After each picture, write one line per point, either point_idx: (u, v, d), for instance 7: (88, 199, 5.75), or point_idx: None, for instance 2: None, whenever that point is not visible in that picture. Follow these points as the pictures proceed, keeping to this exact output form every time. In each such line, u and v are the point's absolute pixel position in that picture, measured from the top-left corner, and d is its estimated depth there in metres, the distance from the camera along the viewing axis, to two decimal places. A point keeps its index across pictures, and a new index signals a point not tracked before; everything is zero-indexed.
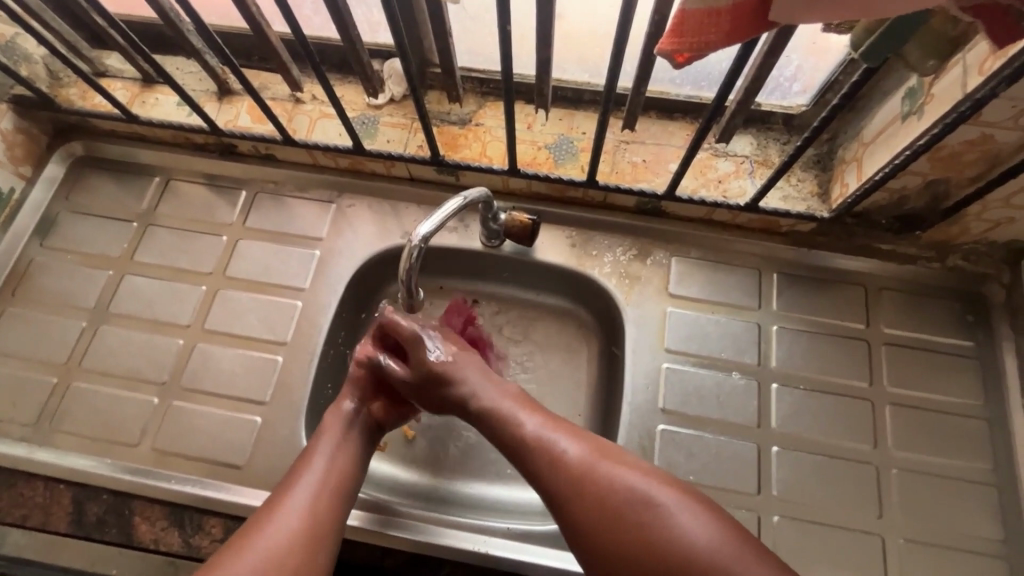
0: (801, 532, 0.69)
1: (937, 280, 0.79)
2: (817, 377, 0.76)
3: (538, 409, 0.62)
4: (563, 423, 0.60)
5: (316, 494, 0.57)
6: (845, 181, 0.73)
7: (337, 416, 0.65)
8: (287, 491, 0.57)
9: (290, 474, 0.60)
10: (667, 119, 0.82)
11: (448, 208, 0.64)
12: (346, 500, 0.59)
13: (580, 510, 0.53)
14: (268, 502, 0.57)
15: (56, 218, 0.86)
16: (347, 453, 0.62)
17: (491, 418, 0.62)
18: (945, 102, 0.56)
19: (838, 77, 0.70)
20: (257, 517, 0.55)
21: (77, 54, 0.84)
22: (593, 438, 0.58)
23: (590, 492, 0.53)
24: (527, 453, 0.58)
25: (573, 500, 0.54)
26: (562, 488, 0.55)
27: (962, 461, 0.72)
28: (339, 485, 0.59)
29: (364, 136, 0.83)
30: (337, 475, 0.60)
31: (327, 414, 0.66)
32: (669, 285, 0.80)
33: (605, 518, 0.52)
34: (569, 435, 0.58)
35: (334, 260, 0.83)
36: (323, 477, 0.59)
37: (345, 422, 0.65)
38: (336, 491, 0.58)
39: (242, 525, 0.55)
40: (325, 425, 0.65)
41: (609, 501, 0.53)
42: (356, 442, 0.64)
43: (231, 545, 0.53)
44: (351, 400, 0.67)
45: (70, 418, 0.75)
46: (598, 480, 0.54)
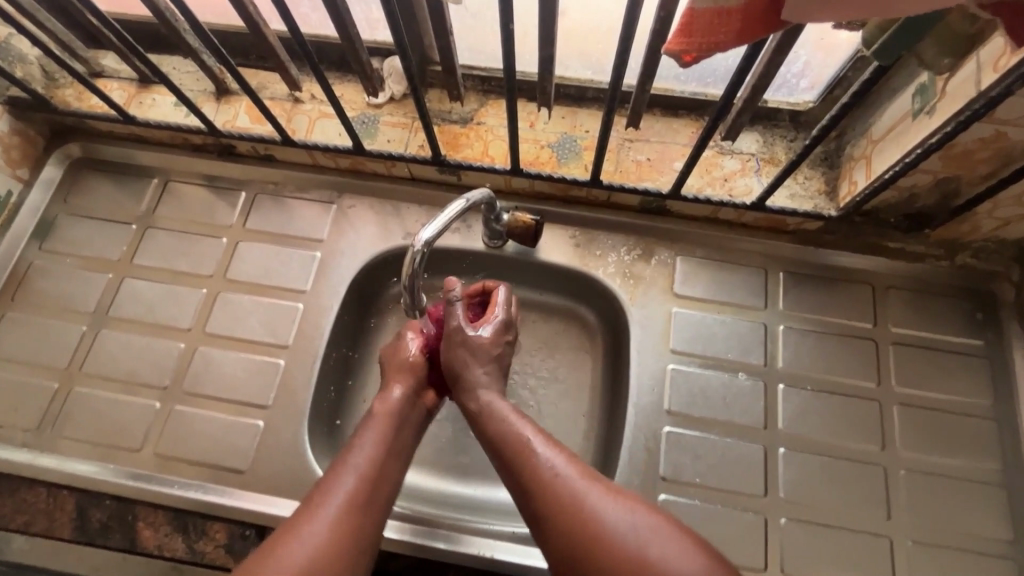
0: (808, 535, 0.68)
1: (947, 278, 0.78)
2: (824, 377, 0.75)
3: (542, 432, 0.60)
4: (565, 448, 0.58)
5: (353, 502, 0.55)
6: (853, 180, 0.72)
7: (387, 407, 0.63)
8: (324, 493, 0.55)
9: (329, 472, 0.57)
10: (672, 116, 0.81)
11: (451, 211, 0.63)
12: (385, 505, 0.58)
13: (573, 549, 0.51)
14: (304, 502, 0.55)
15: (54, 221, 0.86)
16: (389, 455, 0.60)
17: (500, 439, 0.59)
18: (958, 99, 0.55)
19: (847, 73, 0.69)
20: (290, 520, 0.53)
21: (73, 55, 0.83)
22: (593, 470, 0.56)
23: (585, 531, 0.51)
24: (525, 483, 0.55)
25: (567, 537, 0.52)
26: (557, 522, 0.52)
27: (971, 462, 0.71)
28: (381, 490, 0.57)
29: (364, 136, 0.82)
30: (377, 481, 0.57)
31: (375, 403, 0.64)
32: (674, 285, 0.79)
33: (598, 559, 0.50)
34: (569, 465, 0.55)
35: (335, 261, 0.82)
36: (362, 482, 0.56)
37: (389, 419, 0.62)
38: (372, 499, 0.56)
39: (272, 532, 0.52)
40: (372, 418, 0.62)
41: (596, 540, 0.51)
42: (405, 436, 0.63)
43: (263, 551, 0.51)
44: (402, 388, 0.66)
45: (71, 424, 0.74)
46: (594, 520, 0.51)
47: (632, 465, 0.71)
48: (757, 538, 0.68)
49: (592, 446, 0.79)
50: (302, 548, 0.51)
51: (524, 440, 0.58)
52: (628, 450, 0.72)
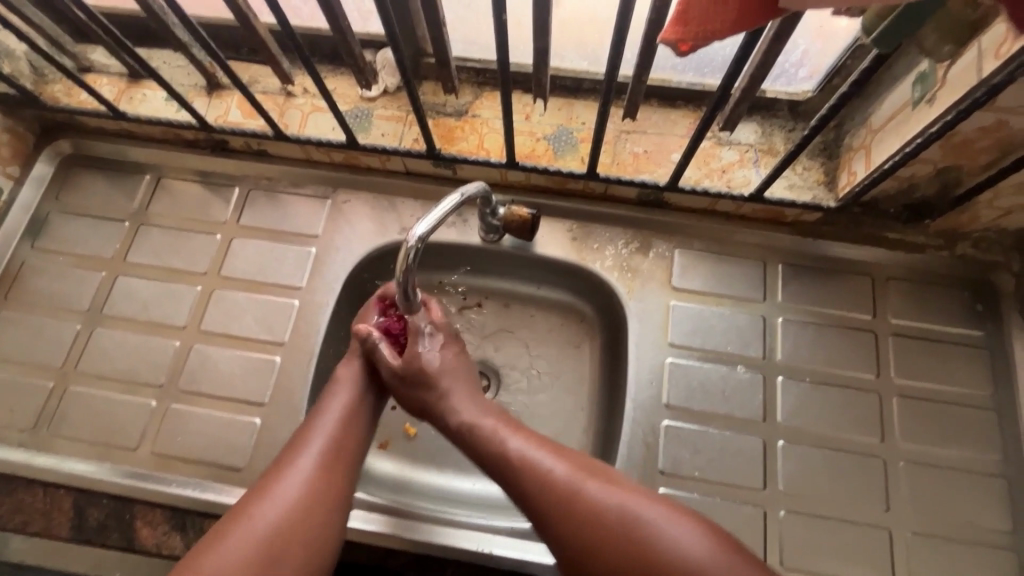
0: (808, 527, 0.68)
1: (946, 269, 0.78)
2: (824, 369, 0.74)
3: (520, 429, 0.61)
4: (545, 440, 0.60)
5: (318, 465, 0.57)
6: (853, 170, 0.71)
7: (348, 376, 0.65)
8: (289, 459, 0.57)
9: (295, 437, 0.60)
10: (669, 107, 0.80)
11: (446, 205, 0.62)
12: (354, 464, 0.59)
13: (568, 530, 0.52)
14: (270, 470, 0.57)
15: (47, 219, 0.85)
16: (353, 417, 0.62)
17: (476, 438, 0.61)
18: (959, 87, 0.54)
19: (846, 61, 0.68)
20: (257, 486, 0.55)
21: (61, 50, 0.82)
22: (575, 455, 0.58)
23: (576, 509, 0.53)
24: (514, 478, 0.57)
25: (558, 519, 0.53)
26: (548, 509, 0.54)
27: (970, 453, 0.71)
28: (346, 452, 0.59)
29: (358, 130, 0.81)
30: (344, 442, 0.60)
31: (339, 369, 0.66)
32: (672, 278, 0.78)
33: (595, 538, 0.51)
34: (551, 454, 0.57)
35: (331, 257, 0.81)
36: (330, 444, 0.59)
37: (353, 387, 0.65)
38: (342, 460, 0.59)
39: (247, 492, 0.55)
40: (337, 382, 0.65)
41: (595, 519, 0.52)
42: (368, 401, 0.65)
43: (228, 519, 0.53)
44: (362, 360, 0.67)
45: (68, 422, 0.74)
46: (584, 498, 0.53)
47: (631, 459, 0.70)
48: (757, 531, 0.68)
49: (591, 440, 0.79)
50: (275, 505, 0.53)
51: (503, 440, 0.59)
52: (626, 444, 0.72)
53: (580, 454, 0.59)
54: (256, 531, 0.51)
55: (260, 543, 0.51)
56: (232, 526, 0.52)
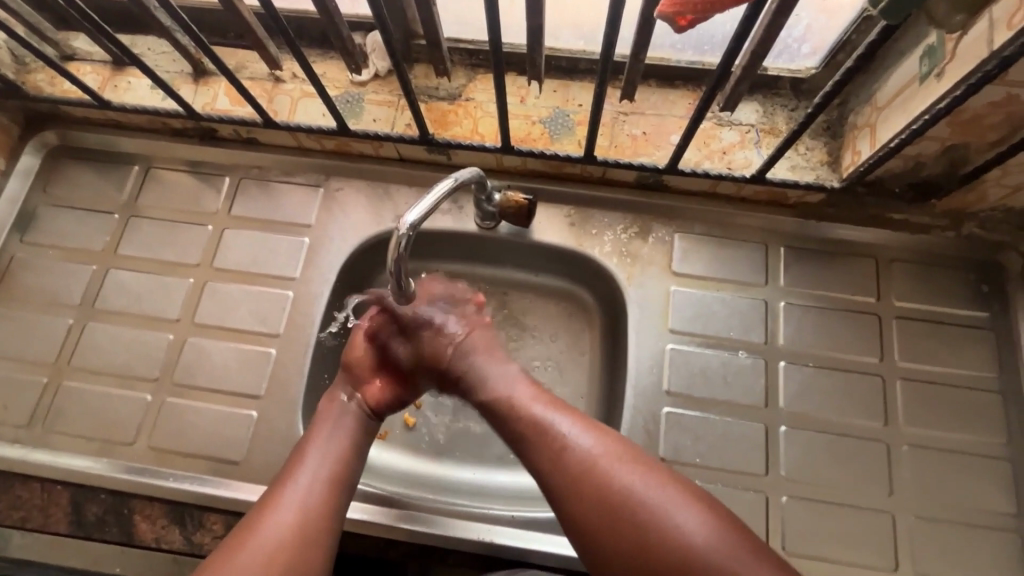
0: (810, 512, 0.68)
1: (952, 249, 0.76)
2: (826, 353, 0.73)
3: (545, 395, 0.60)
4: (568, 408, 0.58)
5: (308, 496, 0.54)
6: (857, 149, 0.69)
7: (333, 405, 0.63)
8: (279, 491, 0.55)
9: (285, 467, 0.58)
10: (668, 87, 0.78)
11: (439, 190, 0.60)
12: (344, 496, 0.57)
13: (578, 504, 0.51)
14: (259, 502, 0.55)
15: (35, 212, 0.83)
16: (342, 448, 0.60)
17: (498, 404, 0.60)
18: (970, 60, 0.52)
19: (852, 36, 0.66)
20: (246, 520, 0.53)
21: (41, 37, 0.79)
22: (596, 424, 0.55)
23: (590, 483, 0.51)
24: (532, 444, 0.55)
25: (569, 490, 0.51)
26: (563, 479, 0.52)
27: (976, 436, 0.70)
28: (336, 482, 0.57)
29: (348, 115, 0.79)
30: (332, 474, 0.57)
31: (322, 404, 0.64)
32: (672, 263, 0.77)
33: (608, 511, 0.49)
34: (573, 422, 0.55)
35: (325, 246, 0.80)
36: (316, 478, 0.56)
37: (341, 416, 0.62)
38: (330, 491, 0.56)
39: (232, 530, 0.52)
40: (322, 414, 0.63)
41: (610, 492, 0.50)
42: (358, 426, 0.62)
43: (219, 554, 0.51)
44: (345, 390, 0.65)
45: (63, 418, 0.73)
46: (599, 471, 0.51)
47: None
48: (759, 517, 0.67)
49: None
50: (258, 544, 0.50)
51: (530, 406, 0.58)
52: (627, 432, 0.71)
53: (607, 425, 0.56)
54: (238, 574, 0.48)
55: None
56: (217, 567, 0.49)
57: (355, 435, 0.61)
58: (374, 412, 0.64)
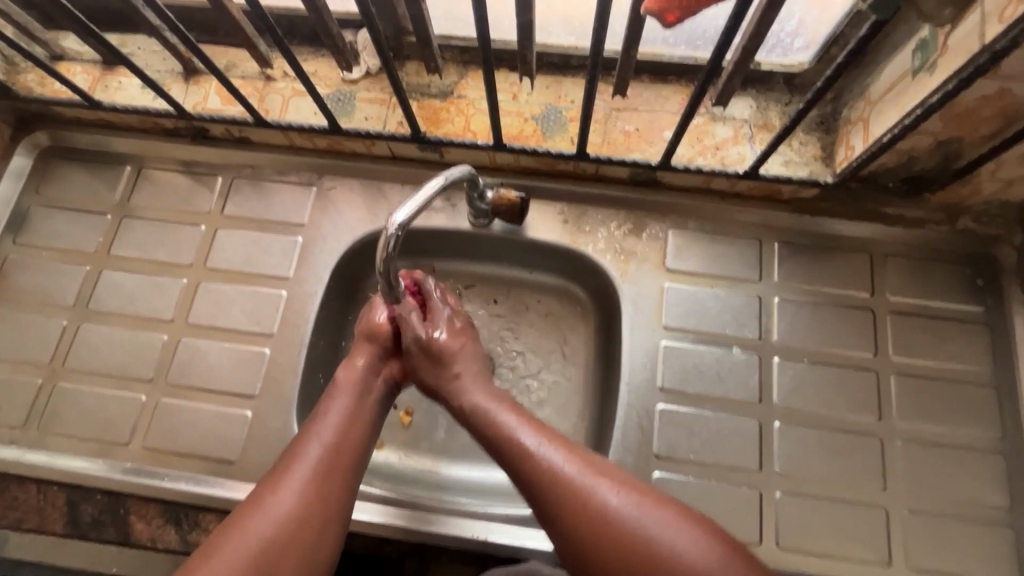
0: (804, 507, 0.68)
1: (947, 243, 0.76)
2: (821, 348, 0.73)
3: (531, 421, 0.59)
4: (558, 435, 0.57)
5: (318, 474, 0.54)
6: (851, 144, 0.69)
7: (349, 378, 0.62)
8: (286, 470, 0.54)
9: (297, 439, 0.57)
10: (661, 82, 0.78)
11: (429, 188, 0.60)
12: (357, 473, 0.56)
13: (574, 533, 0.51)
14: (264, 481, 0.54)
15: (28, 213, 0.83)
16: (359, 424, 0.59)
17: (489, 428, 0.59)
18: (961, 53, 0.51)
19: (844, 30, 0.65)
20: (250, 500, 0.52)
21: (30, 37, 0.79)
22: (585, 451, 0.56)
23: (585, 511, 0.51)
24: (524, 475, 0.54)
25: (567, 518, 0.51)
26: (558, 507, 0.52)
27: (969, 430, 0.70)
28: (348, 460, 0.56)
29: (339, 114, 0.78)
30: (346, 452, 0.56)
31: (339, 372, 0.63)
32: (666, 259, 0.77)
33: (607, 540, 0.50)
34: (563, 451, 0.55)
35: (318, 246, 0.80)
36: (329, 456, 0.55)
37: (355, 391, 0.61)
38: (342, 469, 0.55)
39: (237, 506, 0.52)
40: (337, 386, 0.62)
41: (607, 523, 0.50)
42: (372, 402, 0.62)
43: (218, 533, 0.50)
44: (364, 357, 0.64)
45: (59, 419, 0.74)
46: (594, 500, 0.51)
47: (626, 443, 0.70)
48: (753, 513, 0.68)
49: (586, 426, 0.78)
50: (263, 522, 0.50)
51: (516, 436, 0.57)
52: (621, 430, 0.71)
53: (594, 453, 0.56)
54: (244, 556, 0.48)
55: (248, 567, 0.47)
56: (220, 546, 0.49)
57: (372, 407, 0.61)
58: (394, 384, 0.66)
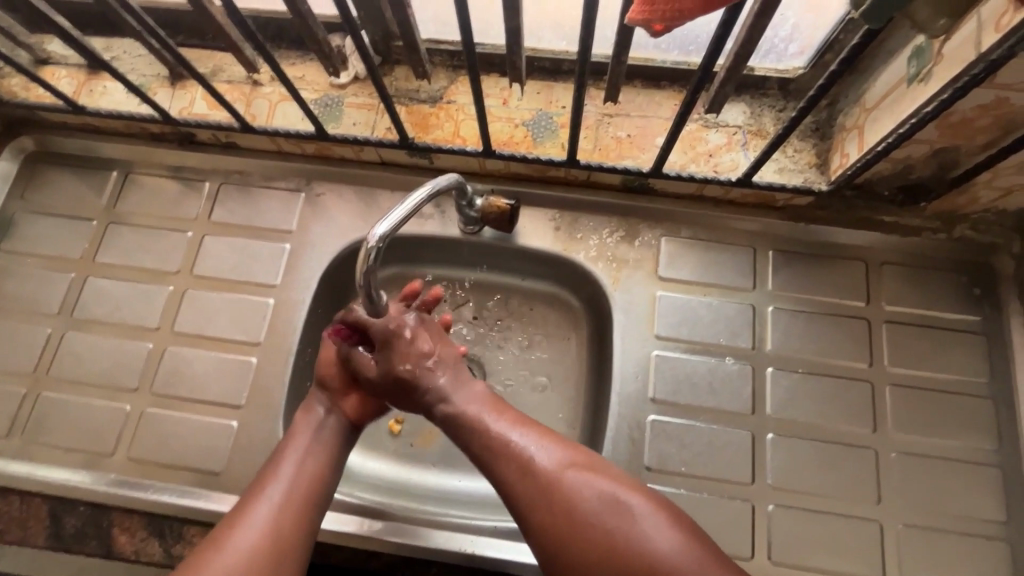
0: (797, 521, 0.67)
1: (943, 252, 0.75)
2: (815, 358, 0.72)
3: (507, 411, 0.58)
4: (534, 422, 0.57)
5: (280, 508, 0.53)
6: (845, 151, 0.68)
7: (307, 419, 0.62)
8: (248, 505, 0.53)
9: (260, 476, 0.57)
10: (653, 88, 0.76)
11: (417, 196, 0.59)
12: (317, 510, 0.55)
13: (546, 530, 0.50)
14: (228, 514, 0.53)
15: (13, 219, 0.82)
16: (320, 459, 0.58)
17: (462, 425, 0.58)
18: (957, 62, 0.50)
19: (838, 36, 0.64)
20: (214, 534, 0.51)
21: (14, 41, 0.78)
22: (559, 438, 0.55)
23: (558, 507, 0.50)
24: (496, 464, 0.54)
25: (536, 509, 0.51)
26: (531, 504, 0.51)
27: (965, 442, 0.69)
28: (311, 495, 0.55)
29: (327, 119, 0.77)
30: (308, 487, 0.56)
31: (297, 416, 0.63)
32: (658, 268, 0.76)
33: (575, 526, 0.49)
34: (536, 438, 0.55)
35: (305, 253, 0.79)
36: (291, 490, 0.55)
37: (313, 431, 0.61)
38: (304, 504, 0.54)
39: (200, 541, 0.51)
40: (296, 427, 0.62)
41: (575, 509, 0.50)
42: (332, 437, 0.61)
43: (184, 567, 0.49)
44: (321, 403, 0.64)
45: (43, 429, 0.73)
46: (568, 495, 0.50)
47: (616, 455, 0.69)
48: (745, 526, 0.66)
49: (577, 435, 0.77)
50: (224, 557, 0.49)
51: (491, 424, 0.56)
52: (612, 441, 0.70)
53: (568, 438, 0.56)
54: None
55: None
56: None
57: (330, 443, 0.60)
58: (351, 425, 0.64)
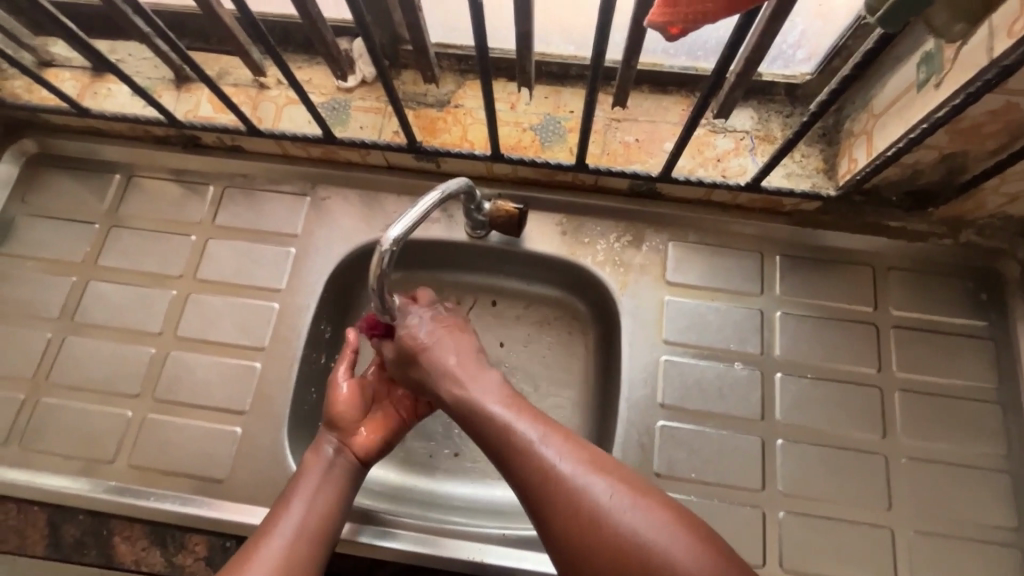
0: (808, 528, 0.66)
1: (950, 256, 0.75)
2: (824, 364, 0.72)
3: (522, 404, 0.57)
4: (539, 414, 0.56)
5: (294, 544, 0.55)
6: (853, 157, 0.68)
7: (318, 459, 0.62)
8: (264, 538, 0.55)
9: (274, 508, 0.58)
10: (661, 93, 0.77)
11: (427, 201, 0.59)
12: (327, 546, 0.57)
13: (549, 523, 0.50)
14: (245, 546, 0.55)
15: (13, 223, 0.81)
16: (333, 497, 0.60)
17: (472, 413, 0.57)
18: (968, 67, 0.50)
19: (847, 42, 0.64)
20: (233, 564, 0.53)
21: (18, 43, 0.77)
22: (567, 433, 0.54)
23: (563, 507, 0.49)
24: (502, 450, 0.54)
25: (537, 493, 0.51)
26: (549, 504, 0.50)
27: (975, 447, 0.69)
28: (322, 531, 0.57)
29: (334, 123, 0.77)
30: (319, 522, 0.58)
31: (307, 454, 0.63)
32: (666, 272, 0.76)
33: (573, 516, 0.49)
34: (542, 428, 0.54)
35: (311, 257, 0.78)
36: (303, 524, 0.57)
37: (326, 467, 0.61)
38: (314, 542, 0.56)
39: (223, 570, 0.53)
40: (308, 462, 0.62)
41: (575, 501, 0.49)
42: (343, 478, 0.62)
43: None
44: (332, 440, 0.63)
45: (43, 436, 0.71)
46: (584, 498, 0.49)
47: (625, 463, 0.68)
48: (755, 533, 0.66)
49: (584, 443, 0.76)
50: None
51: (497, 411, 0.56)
52: (621, 447, 0.69)
53: (578, 436, 0.55)
54: None
55: None
56: None
57: (342, 484, 0.61)
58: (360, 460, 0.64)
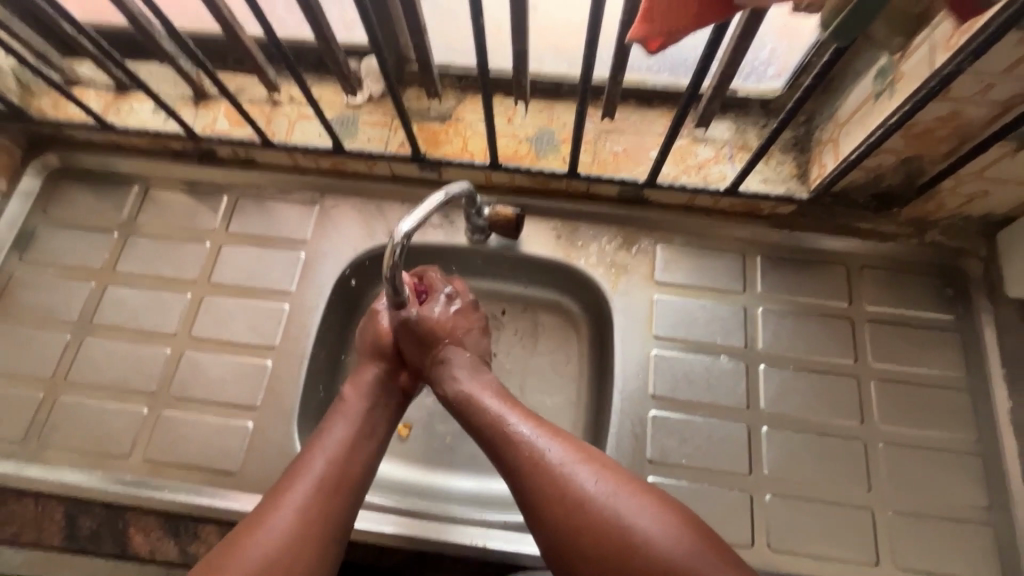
0: (793, 510, 0.70)
1: (918, 255, 0.81)
2: (803, 356, 0.77)
3: (518, 406, 0.61)
4: (532, 413, 0.60)
5: (319, 489, 0.57)
6: (823, 163, 0.74)
7: (360, 390, 0.66)
8: (289, 485, 0.57)
9: (300, 454, 0.61)
10: (646, 107, 0.83)
11: (432, 202, 0.64)
12: (358, 488, 0.60)
13: (539, 511, 0.53)
14: (268, 495, 0.57)
15: (34, 233, 0.85)
16: (360, 445, 0.62)
17: (470, 410, 0.61)
18: (915, 78, 0.57)
19: (811, 58, 0.71)
20: (257, 511, 0.56)
21: (49, 64, 0.82)
22: (557, 430, 0.58)
23: (550, 495, 0.53)
24: (495, 444, 0.58)
25: (526, 483, 0.54)
26: (537, 492, 0.53)
27: (948, 432, 0.73)
28: (349, 476, 0.59)
29: (344, 135, 0.82)
30: (345, 468, 0.59)
31: (348, 385, 0.67)
32: (655, 272, 0.81)
33: (560, 503, 0.52)
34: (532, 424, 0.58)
35: (320, 261, 0.83)
36: (328, 470, 0.59)
37: (362, 403, 0.65)
38: (341, 485, 0.58)
39: (241, 522, 0.55)
40: (344, 402, 0.65)
41: (560, 490, 0.52)
42: (378, 416, 0.65)
43: (230, 542, 0.53)
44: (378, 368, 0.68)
45: (60, 433, 0.74)
46: (569, 488, 0.52)
47: (620, 451, 0.72)
48: (743, 516, 0.69)
49: (581, 435, 0.80)
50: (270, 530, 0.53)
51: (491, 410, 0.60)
52: (615, 436, 0.73)
53: (570, 433, 0.58)
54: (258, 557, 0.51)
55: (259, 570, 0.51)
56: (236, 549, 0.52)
57: (375, 423, 0.65)
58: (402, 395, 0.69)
